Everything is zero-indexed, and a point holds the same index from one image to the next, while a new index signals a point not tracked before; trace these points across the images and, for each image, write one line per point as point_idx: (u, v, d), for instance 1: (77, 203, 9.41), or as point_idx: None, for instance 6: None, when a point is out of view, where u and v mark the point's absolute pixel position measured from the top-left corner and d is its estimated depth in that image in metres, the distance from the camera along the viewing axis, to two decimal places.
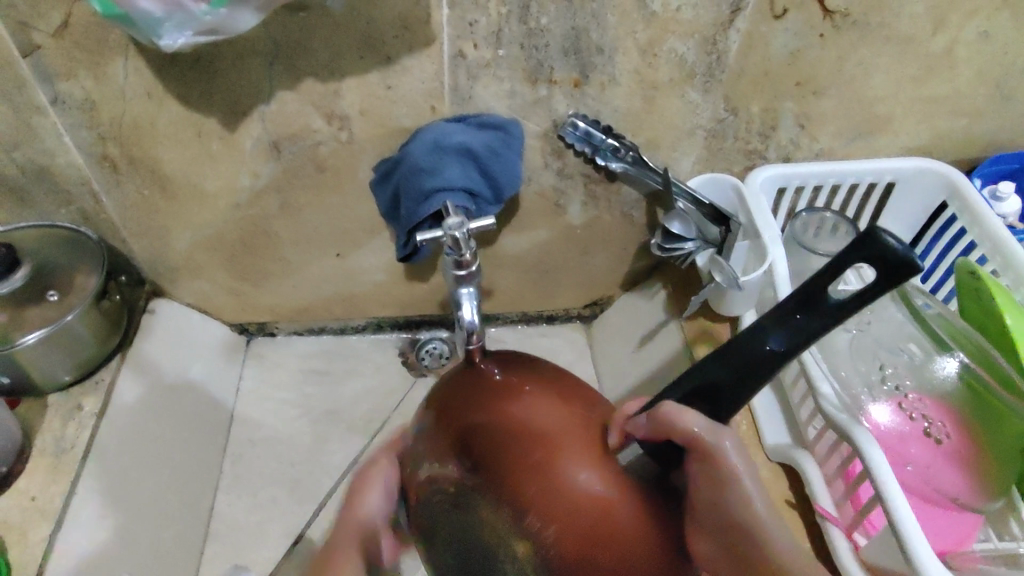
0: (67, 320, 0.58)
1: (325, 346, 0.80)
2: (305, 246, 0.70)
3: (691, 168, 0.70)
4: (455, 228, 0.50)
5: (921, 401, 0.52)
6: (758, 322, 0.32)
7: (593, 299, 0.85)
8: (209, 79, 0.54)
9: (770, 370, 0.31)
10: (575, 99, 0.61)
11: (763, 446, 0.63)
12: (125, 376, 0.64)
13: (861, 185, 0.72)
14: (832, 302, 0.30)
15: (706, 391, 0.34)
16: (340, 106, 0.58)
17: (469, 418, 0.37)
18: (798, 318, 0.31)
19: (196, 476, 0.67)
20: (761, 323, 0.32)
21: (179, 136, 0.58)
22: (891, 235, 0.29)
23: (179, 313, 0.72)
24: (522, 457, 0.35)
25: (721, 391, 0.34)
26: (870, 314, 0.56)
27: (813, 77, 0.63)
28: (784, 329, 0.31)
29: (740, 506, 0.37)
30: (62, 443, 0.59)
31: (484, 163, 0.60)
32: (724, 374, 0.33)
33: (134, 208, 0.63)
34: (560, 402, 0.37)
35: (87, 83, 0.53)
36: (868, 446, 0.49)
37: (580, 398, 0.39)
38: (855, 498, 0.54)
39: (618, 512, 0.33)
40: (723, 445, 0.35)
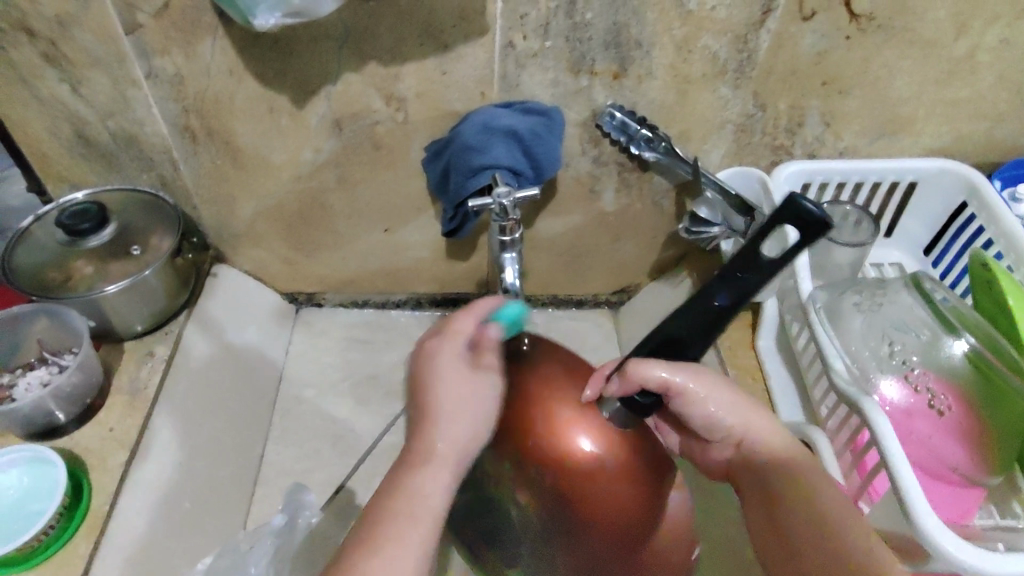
0: (146, 274, 0.64)
1: (367, 318, 0.86)
2: (356, 220, 0.76)
3: (719, 161, 0.74)
4: (504, 197, 0.57)
5: (927, 375, 0.56)
6: (705, 286, 0.45)
7: (620, 285, 0.89)
8: (285, 58, 0.60)
9: (727, 313, 0.45)
10: (613, 90, 0.66)
11: (777, 423, 0.67)
12: (191, 330, 0.70)
13: (883, 184, 0.75)
14: (765, 259, 0.43)
15: (673, 343, 0.48)
16: (399, 89, 0.64)
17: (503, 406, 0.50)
18: (741, 274, 0.43)
19: (249, 425, 0.73)
20: (708, 286, 0.45)
21: (254, 111, 0.64)
22: (805, 202, 0.41)
23: (237, 278, 0.78)
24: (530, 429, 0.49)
25: (685, 338, 0.47)
26: (882, 296, 0.60)
27: (839, 76, 0.66)
28: (731, 284, 0.44)
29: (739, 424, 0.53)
30: (137, 382, 0.64)
31: (528, 145, 0.65)
32: (683, 325, 0.47)
33: (207, 176, 0.69)
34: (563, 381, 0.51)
35: (179, 60, 0.59)
36: (875, 414, 0.52)
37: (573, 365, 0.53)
38: (862, 466, 0.57)
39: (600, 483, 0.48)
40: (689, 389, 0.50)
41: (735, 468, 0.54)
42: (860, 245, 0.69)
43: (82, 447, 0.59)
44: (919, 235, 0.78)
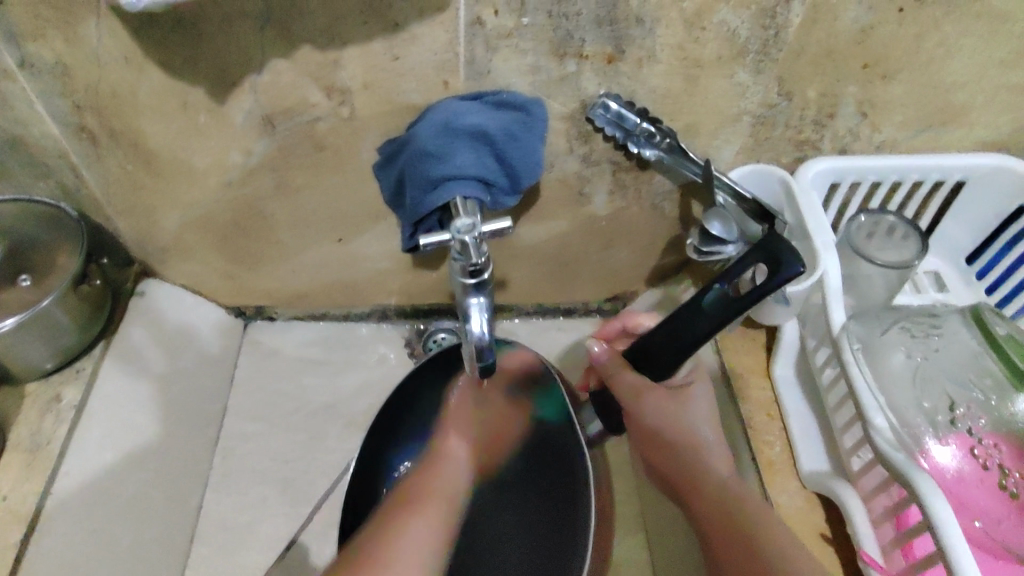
0: (43, 306, 0.55)
1: (324, 332, 0.75)
2: (303, 230, 0.64)
3: (733, 158, 0.62)
4: (466, 232, 0.46)
5: (998, 447, 0.45)
6: (674, 324, 0.49)
7: (613, 294, 0.79)
8: (192, 44, 0.47)
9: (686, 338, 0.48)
10: (606, 77, 0.53)
11: (797, 471, 0.58)
12: (107, 367, 0.61)
13: (925, 184, 0.64)
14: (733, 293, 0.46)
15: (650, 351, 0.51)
16: (340, 78, 0.51)
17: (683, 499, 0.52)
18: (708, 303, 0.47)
19: (183, 471, 0.64)
20: (677, 324, 0.48)
21: (163, 108, 0.51)
22: (796, 258, 0.44)
23: (170, 295, 0.67)
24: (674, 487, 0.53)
25: (656, 349, 0.50)
26: (936, 339, 0.49)
27: (883, 57, 0.54)
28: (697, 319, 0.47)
29: (688, 432, 0.52)
30: (39, 436, 0.57)
31: (500, 148, 0.53)
32: (657, 338, 0.50)
33: (118, 184, 0.57)
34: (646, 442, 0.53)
35: (58, 46, 0.47)
36: (930, 494, 0.42)
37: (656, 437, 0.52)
38: (907, 549, 0.48)
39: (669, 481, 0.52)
40: (617, 371, 0.52)
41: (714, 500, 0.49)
42: (903, 264, 0.58)
43: None
44: (963, 242, 0.67)
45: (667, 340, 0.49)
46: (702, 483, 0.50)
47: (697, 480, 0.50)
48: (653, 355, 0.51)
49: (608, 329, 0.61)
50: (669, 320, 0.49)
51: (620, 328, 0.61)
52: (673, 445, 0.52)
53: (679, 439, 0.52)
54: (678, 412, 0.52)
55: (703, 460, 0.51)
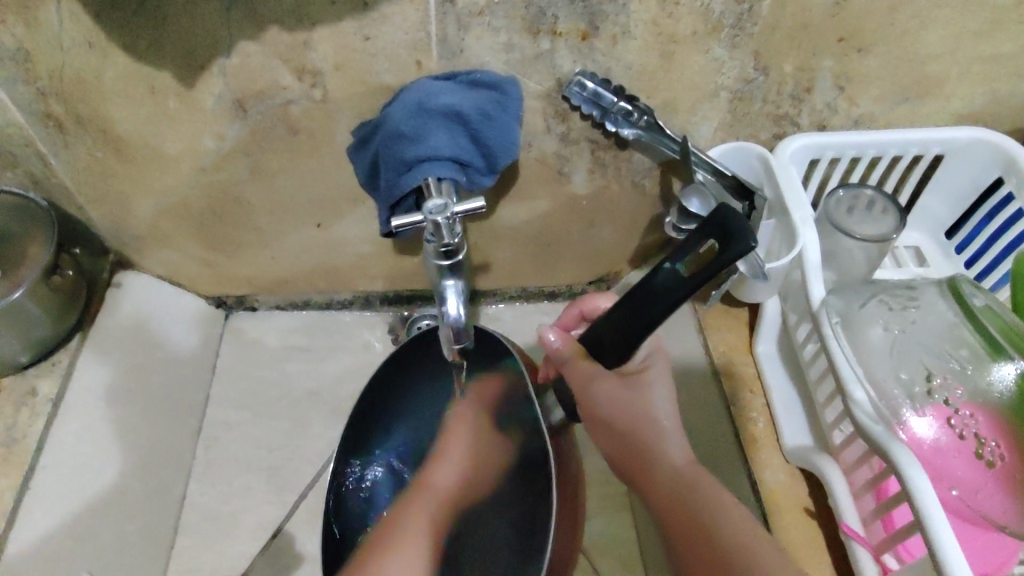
0: (15, 298, 0.55)
1: (307, 320, 0.75)
2: (281, 216, 0.63)
3: (711, 135, 0.62)
4: (437, 212, 0.46)
5: (973, 417, 0.45)
6: (630, 300, 0.42)
7: (596, 274, 0.79)
8: (156, 26, 0.46)
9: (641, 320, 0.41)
10: (581, 54, 0.53)
11: (781, 446, 0.58)
12: (85, 358, 0.61)
13: (903, 158, 0.64)
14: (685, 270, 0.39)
15: (602, 340, 0.45)
16: (311, 59, 0.50)
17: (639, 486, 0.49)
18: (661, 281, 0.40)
19: (167, 462, 0.64)
20: (634, 299, 0.41)
21: (130, 93, 0.50)
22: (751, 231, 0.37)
23: (148, 285, 0.67)
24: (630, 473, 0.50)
25: (612, 336, 0.44)
26: (914, 311, 0.49)
27: (859, 30, 0.54)
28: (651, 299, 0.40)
29: (648, 417, 0.48)
30: (15, 430, 0.57)
31: (475, 128, 0.52)
32: (613, 320, 0.43)
33: (88, 171, 0.56)
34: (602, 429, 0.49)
35: (17, 30, 0.46)
36: (908, 465, 0.42)
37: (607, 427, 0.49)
38: (887, 519, 0.48)
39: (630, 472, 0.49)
40: (572, 359, 0.47)
41: (673, 499, 0.47)
42: (881, 237, 0.58)
43: None
44: (943, 215, 0.67)
45: (617, 325, 0.43)
46: (656, 469, 0.48)
47: (652, 467, 0.48)
48: (607, 342, 0.44)
49: (566, 317, 0.57)
50: (628, 297, 0.42)
51: (577, 314, 0.57)
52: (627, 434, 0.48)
53: (632, 427, 0.48)
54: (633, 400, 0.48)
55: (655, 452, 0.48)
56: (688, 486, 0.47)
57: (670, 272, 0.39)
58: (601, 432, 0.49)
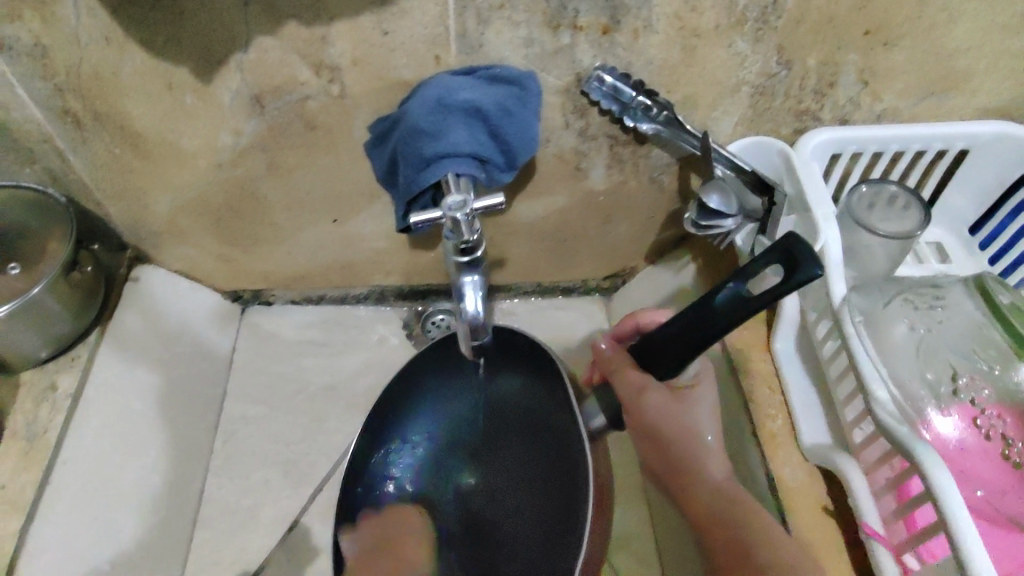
0: (35, 293, 0.55)
1: (322, 315, 0.75)
2: (297, 211, 0.63)
3: (731, 130, 0.61)
4: (457, 209, 0.46)
5: (1000, 417, 0.45)
6: (693, 311, 0.45)
7: (612, 269, 0.79)
8: (173, 21, 0.46)
9: (698, 333, 0.45)
10: (602, 49, 0.52)
11: (799, 444, 0.58)
12: (104, 352, 0.61)
13: (927, 153, 0.63)
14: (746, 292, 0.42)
15: (655, 350, 0.49)
16: (329, 55, 0.50)
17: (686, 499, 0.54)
18: (723, 299, 0.43)
19: (185, 457, 0.64)
20: (695, 312, 0.45)
21: (147, 89, 0.50)
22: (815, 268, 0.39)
23: (164, 281, 0.67)
24: (679, 486, 0.54)
25: (669, 344, 0.47)
26: (939, 310, 0.49)
27: (885, 23, 0.53)
28: (711, 315, 0.44)
29: (696, 433, 0.53)
30: (35, 427, 0.56)
31: (495, 124, 0.52)
32: (669, 328, 0.47)
33: (106, 167, 0.56)
34: (653, 442, 0.54)
35: (35, 26, 0.45)
36: (934, 466, 0.42)
37: (662, 442, 0.53)
38: (909, 520, 0.47)
39: (681, 483, 0.54)
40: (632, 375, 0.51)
41: (717, 509, 0.52)
42: (905, 234, 0.57)
43: None
44: (967, 211, 0.66)
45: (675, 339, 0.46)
46: (701, 484, 0.53)
47: (698, 479, 0.53)
48: (660, 354, 0.48)
49: (621, 326, 0.59)
50: (689, 310, 0.45)
51: (633, 328, 0.58)
52: (676, 447, 0.53)
53: (682, 442, 0.53)
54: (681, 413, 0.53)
55: (702, 465, 0.53)
56: (730, 496, 0.52)
57: (732, 291, 0.43)
58: (653, 446, 0.54)
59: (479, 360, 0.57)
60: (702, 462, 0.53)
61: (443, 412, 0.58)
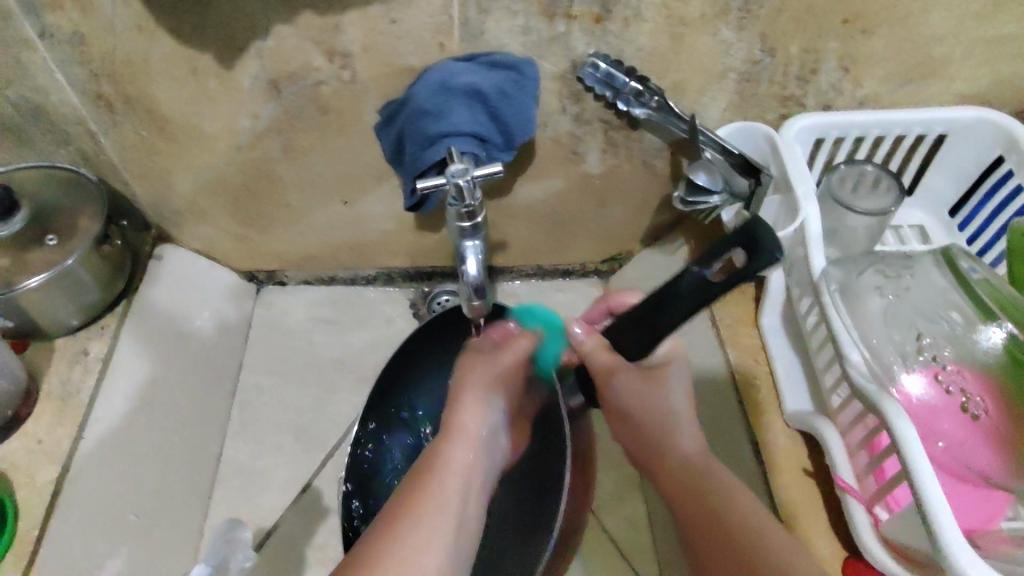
0: (69, 264, 0.59)
1: (333, 294, 0.79)
2: (310, 192, 0.67)
3: (720, 116, 0.65)
4: (460, 176, 0.50)
5: (960, 373, 0.48)
6: (660, 294, 0.46)
7: (609, 253, 0.82)
8: (200, 11, 0.50)
9: (664, 314, 0.46)
10: (595, 37, 0.56)
11: (782, 411, 0.61)
12: (129, 322, 0.66)
13: (907, 137, 0.66)
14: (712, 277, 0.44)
15: (627, 329, 0.49)
16: (341, 42, 0.54)
17: (657, 478, 0.54)
18: (689, 283, 0.44)
19: (203, 421, 0.68)
20: (662, 294, 0.46)
21: (174, 73, 0.54)
22: (777, 253, 0.41)
23: (185, 259, 0.71)
24: (651, 462, 0.54)
25: (643, 321, 0.48)
26: (908, 278, 0.52)
27: (862, 13, 0.56)
28: (680, 298, 0.45)
29: (666, 411, 0.53)
30: (68, 387, 0.62)
31: (494, 106, 0.56)
32: (642, 306, 0.48)
33: (134, 149, 0.60)
34: (620, 420, 0.54)
35: (74, 15, 0.50)
36: (897, 418, 0.45)
37: (629, 419, 0.53)
38: (879, 471, 0.51)
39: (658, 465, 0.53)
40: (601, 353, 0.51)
41: (682, 488, 0.51)
42: (882, 212, 0.60)
43: (9, 463, 0.58)
44: (946, 193, 0.69)
45: (644, 321, 0.48)
46: (668, 457, 0.52)
47: (665, 453, 0.53)
48: (637, 330, 0.49)
49: (593, 310, 0.60)
50: (656, 292, 0.46)
51: (606, 309, 0.59)
52: (644, 423, 0.53)
53: (648, 419, 0.52)
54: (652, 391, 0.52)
55: (671, 440, 0.53)
56: (697, 471, 0.51)
57: (698, 276, 0.44)
58: (623, 422, 0.54)
59: (480, 322, 0.61)
60: (671, 437, 0.53)
61: (444, 381, 0.63)
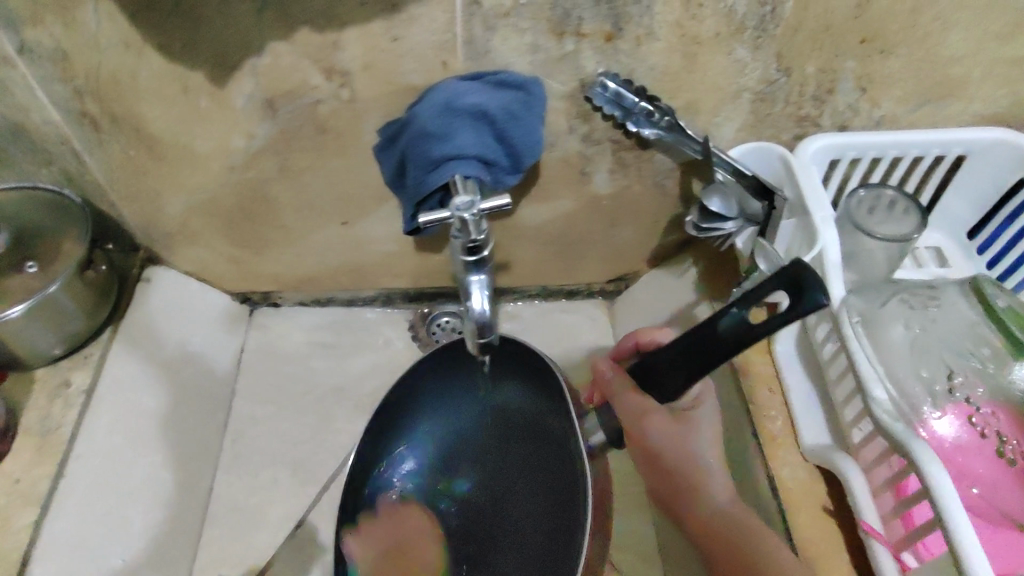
0: (50, 292, 0.56)
1: (329, 317, 0.76)
2: (306, 213, 0.64)
3: (733, 136, 0.63)
4: (464, 209, 0.48)
5: (995, 415, 0.46)
6: (699, 332, 0.44)
7: (616, 274, 0.80)
8: (190, 27, 0.47)
9: (701, 356, 0.44)
10: (605, 55, 0.53)
11: (800, 445, 0.58)
12: (120, 351, 0.63)
13: (925, 159, 0.64)
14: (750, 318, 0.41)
15: (651, 374, 0.47)
16: (340, 60, 0.51)
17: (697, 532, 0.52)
18: (729, 320, 0.42)
19: (193, 455, 0.65)
20: (700, 332, 0.44)
21: (163, 92, 0.51)
22: (826, 297, 0.38)
23: (176, 282, 0.68)
24: (685, 512, 0.53)
25: (665, 367, 0.46)
26: (934, 310, 0.50)
27: (882, 32, 0.54)
28: (719, 337, 0.42)
29: (694, 454, 0.53)
30: (48, 423, 0.59)
31: (500, 127, 0.54)
32: (669, 350, 0.46)
33: (121, 170, 0.58)
34: (652, 467, 0.53)
35: (57, 31, 0.47)
36: (928, 462, 0.43)
37: (662, 467, 0.53)
38: (907, 517, 0.48)
39: (697, 508, 0.52)
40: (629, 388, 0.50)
41: (717, 534, 0.50)
42: (903, 238, 0.58)
43: None
44: (964, 217, 0.67)
45: (671, 365, 0.46)
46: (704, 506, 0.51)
47: (700, 501, 0.52)
48: (662, 375, 0.46)
49: (620, 347, 0.59)
50: (691, 334, 0.44)
51: (633, 346, 0.58)
52: (674, 468, 0.53)
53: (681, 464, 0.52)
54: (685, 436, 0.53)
55: (704, 488, 0.52)
56: (730, 524, 0.49)
57: (734, 317, 0.42)
58: (653, 469, 0.53)
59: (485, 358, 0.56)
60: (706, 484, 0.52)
61: (445, 424, 0.58)
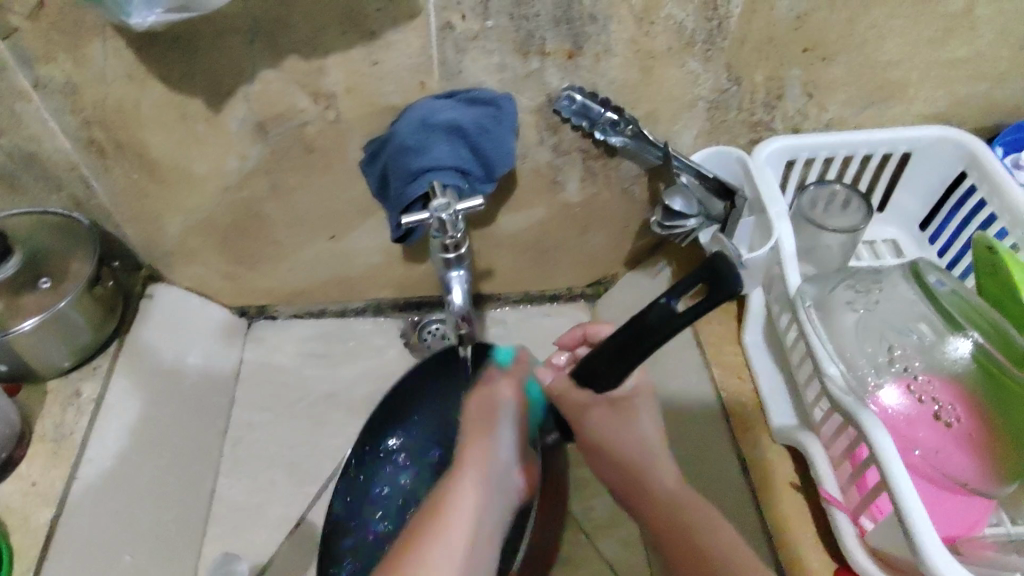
0: (61, 307, 0.60)
1: (322, 328, 0.80)
2: (297, 228, 0.69)
3: (692, 142, 0.67)
4: (442, 210, 0.52)
5: (931, 382, 0.50)
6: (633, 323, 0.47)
7: (593, 277, 0.84)
8: (189, 58, 0.52)
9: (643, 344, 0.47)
10: (569, 72, 0.58)
11: (769, 427, 0.62)
12: (123, 361, 0.67)
13: (873, 157, 0.68)
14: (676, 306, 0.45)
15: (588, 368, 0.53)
16: (326, 84, 0.56)
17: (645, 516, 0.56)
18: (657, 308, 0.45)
19: (194, 458, 0.69)
20: (635, 324, 0.47)
21: (164, 119, 0.56)
22: (736, 286, 0.43)
23: (177, 297, 0.72)
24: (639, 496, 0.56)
25: (608, 354, 0.50)
26: (878, 292, 0.53)
27: (821, 41, 0.59)
28: (655, 325, 0.46)
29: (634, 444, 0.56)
30: (62, 428, 0.62)
31: (474, 140, 0.59)
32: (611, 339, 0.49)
33: (124, 192, 0.62)
34: (606, 456, 0.57)
35: (66, 66, 0.52)
36: (874, 429, 0.46)
37: (609, 456, 0.56)
38: (861, 482, 0.52)
39: (653, 490, 0.55)
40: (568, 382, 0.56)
41: (671, 518, 0.53)
42: (852, 229, 0.62)
43: (2, 507, 0.57)
44: (914, 209, 0.72)
45: (617, 350, 0.49)
46: (654, 488, 0.55)
47: (651, 487, 0.55)
48: (605, 370, 0.51)
49: (568, 336, 0.61)
50: (631, 321, 0.47)
51: (581, 334, 0.60)
52: (621, 454, 0.56)
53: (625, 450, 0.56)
54: (622, 423, 0.56)
55: (652, 474, 0.56)
56: (674, 506, 0.54)
57: (664, 304, 0.45)
58: (600, 456, 0.57)
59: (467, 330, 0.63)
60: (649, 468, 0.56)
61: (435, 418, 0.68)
